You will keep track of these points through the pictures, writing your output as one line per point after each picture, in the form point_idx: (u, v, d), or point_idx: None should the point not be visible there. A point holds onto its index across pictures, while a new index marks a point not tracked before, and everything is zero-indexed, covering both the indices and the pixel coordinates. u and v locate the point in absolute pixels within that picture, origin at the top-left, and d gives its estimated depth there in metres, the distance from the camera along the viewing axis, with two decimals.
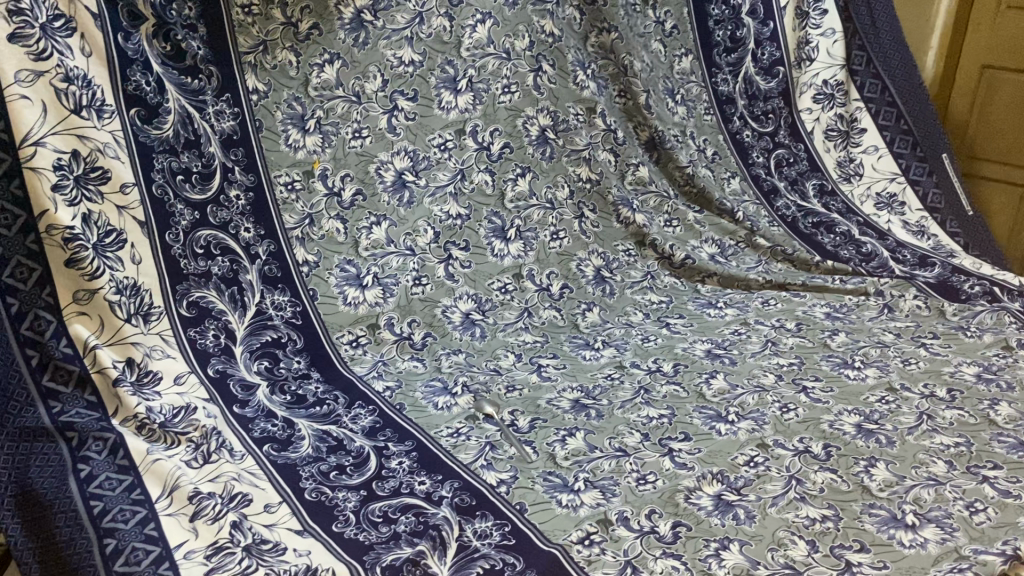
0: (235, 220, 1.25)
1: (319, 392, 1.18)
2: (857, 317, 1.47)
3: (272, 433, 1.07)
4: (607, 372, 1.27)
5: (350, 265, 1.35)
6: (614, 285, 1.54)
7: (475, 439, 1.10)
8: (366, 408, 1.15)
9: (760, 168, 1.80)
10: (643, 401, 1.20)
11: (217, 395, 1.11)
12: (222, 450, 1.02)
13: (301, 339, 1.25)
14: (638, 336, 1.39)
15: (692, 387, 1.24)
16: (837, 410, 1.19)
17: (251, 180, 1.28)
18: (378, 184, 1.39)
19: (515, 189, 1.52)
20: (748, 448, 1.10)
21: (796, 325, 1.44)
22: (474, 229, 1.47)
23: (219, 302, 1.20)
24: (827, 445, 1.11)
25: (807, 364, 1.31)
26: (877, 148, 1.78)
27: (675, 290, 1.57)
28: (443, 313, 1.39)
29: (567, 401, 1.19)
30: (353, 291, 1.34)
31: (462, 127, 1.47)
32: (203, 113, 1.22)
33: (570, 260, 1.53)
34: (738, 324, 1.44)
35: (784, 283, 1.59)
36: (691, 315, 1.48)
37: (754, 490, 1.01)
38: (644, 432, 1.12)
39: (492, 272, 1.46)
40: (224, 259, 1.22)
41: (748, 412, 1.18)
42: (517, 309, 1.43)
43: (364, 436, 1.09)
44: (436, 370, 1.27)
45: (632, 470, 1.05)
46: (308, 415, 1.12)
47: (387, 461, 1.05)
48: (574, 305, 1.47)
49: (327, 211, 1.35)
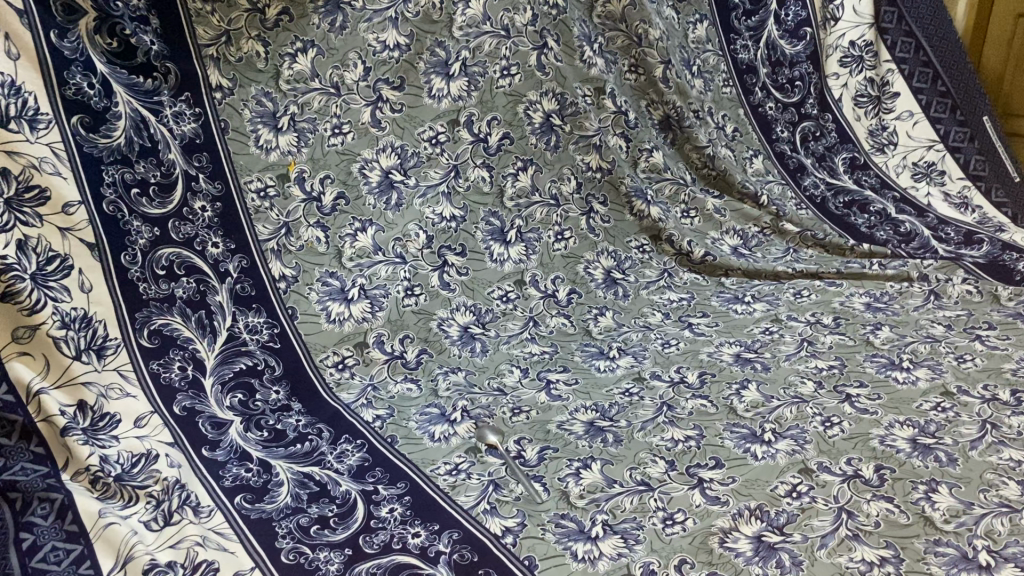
0: (201, 235, 1.12)
1: (300, 426, 1.05)
2: (902, 306, 1.32)
3: (244, 480, 0.95)
4: (626, 388, 1.13)
5: (333, 278, 1.22)
6: (627, 287, 1.39)
7: (476, 477, 0.97)
8: (353, 444, 1.03)
9: (785, 143, 1.64)
10: (666, 421, 1.06)
11: (183, 437, 0.98)
12: (184, 508, 0.89)
13: (280, 365, 1.12)
14: (658, 341, 1.25)
15: (721, 401, 1.10)
16: (888, 422, 1.04)
17: (218, 189, 1.15)
18: (362, 185, 1.25)
19: (516, 184, 1.37)
20: (790, 474, 0.96)
21: (834, 320, 1.29)
22: (470, 232, 1.32)
23: (186, 328, 1.07)
24: (879, 468, 0.96)
25: (850, 367, 1.16)
26: (911, 114, 1.62)
27: (697, 286, 1.42)
28: (439, 327, 1.25)
29: (581, 425, 1.05)
30: (337, 306, 1.20)
31: (455, 117, 1.31)
32: (160, 117, 1.09)
33: (577, 263, 1.39)
34: (769, 322, 1.30)
35: (817, 272, 1.44)
36: (715, 313, 1.34)
37: (799, 529, 0.88)
38: (669, 459, 0.99)
39: (491, 279, 1.32)
40: (189, 279, 1.09)
41: (786, 429, 1.04)
42: (521, 319, 1.29)
43: (351, 478, 0.97)
44: (432, 395, 1.13)
45: (657, 509, 0.91)
46: (287, 456, 0.99)
47: (376, 509, 0.92)
48: (584, 311, 1.33)
49: (306, 218, 1.21)
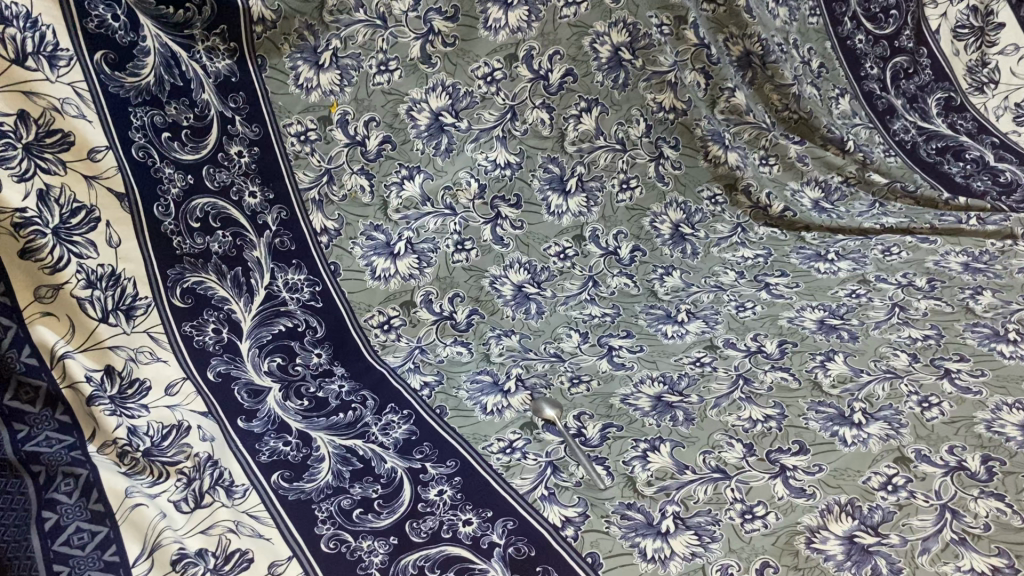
0: (237, 183, 1.03)
1: (342, 393, 0.97)
2: (1005, 268, 1.18)
3: (283, 456, 0.87)
4: (696, 357, 1.03)
5: (378, 232, 1.12)
6: (697, 244, 1.26)
7: (533, 457, 0.88)
8: (400, 414, 0.94)
9: (874, 82, 1.46)
10: (743, 398, 0.96)
11: (217, 407, 0.91)
12: (216, 488, 0.82)
13: (322, 325, 1.04)
14: (732, 303, 1.14)
15: (804, 374, 1.00)
16: (995, 404, 0.93)
17: (256, 132, 1.05)
18: (410, 128, 1.13)
19: (579, 128, 1.23)
20: (884, 463, 0.86)
21: (929, 284, 1.16)
22: (526, 181, 1.20)
23: (221, 287, 0.99)
24: (987, 459, 0.85)
25: (949, 338, 1.04)
26: (1016, 47, 1.45)
27: (774, 241, 1.29)
28: (491, 285, 1.14)
29: (647, 399, 0.96)
30: (382, 262, 1.11)
31: (513, 51, 1.16)
32: (191, 53, 0.98)
33: (642, 216, 1.26)
34: (855, 283, 1.17)
35: (909, 228, 1.29)
36: (796, 272, 1.21)
37: (896, 529, 0.78)
38: (746, 442, 0.90)
39: (548, 234, 1.20)
40: (225, 233, 1.01)
41: (879, 410, 0.93)
42: (580, 279, 1.18)
43: (397, 454, 0.89)
44: (484, 360, 1.03)
45: (734, 501, 0.82)
46: (328, 427, 0.91)
47: (424, 490, 0.84)
48: (648, 270, 1.20)
49: (349, 164, 1.11)
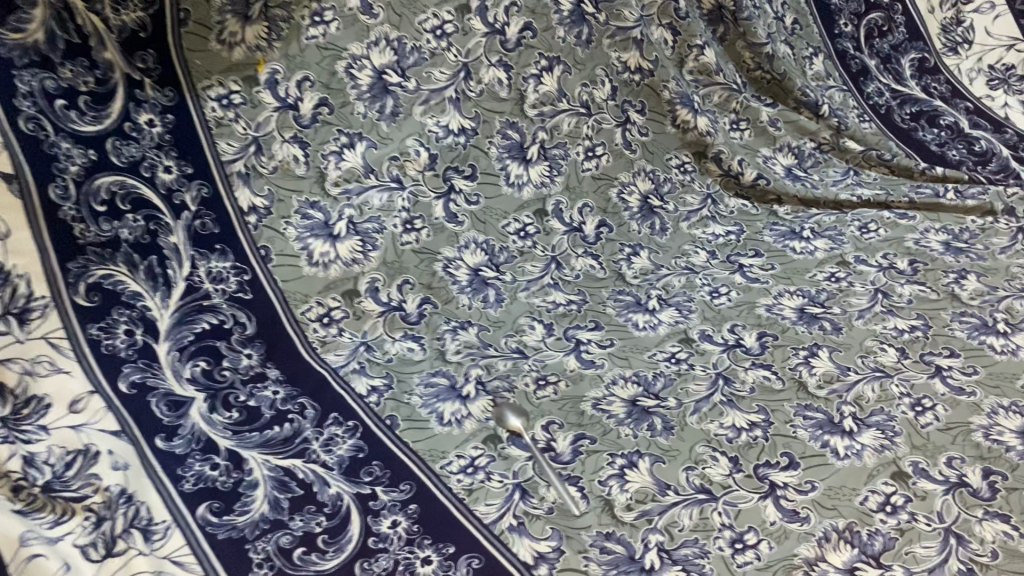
0: (148, 158, 0.89)
1: (277, 400, 0.85)
2: (987, 248, 1.12)
3: (210, 483, 0.76)
4: (670, 352, 0.94)
5: (314, 210, 0.99)
6: (665, 218, 1.16)
7: (498, 479, 0.78)
8: (344, 426, 0.83)
9: (847, 40, 1.37)
10: (725, 401, 0.88)
11: (132, 425, 0.78)
12: (131, 531, 0.70)
13: (252, 320, 0.91)
14: (705, 289, 1.04)
15: (787, 373, 0.91)
16: (990, 408, 0.87)
17: (169, 97, 0.91)
18: (349, 89, 0.99)
19: (539, 89, 1.11)
20: (881, 480, 0.79)
21: (911, 266, 1.08)
22: (483, 149, 1.08)
23: (133, 281, 0.86)
24: (988, 474, 0.79)
25: (936, 330, 0.97)
26: (992, 6, 1.38)
27: (745, 216, 1.19)
28: (445, 270, 1.02)
29: (621, 404, 0.87)
30: (320, 244, 0.98)
31: (466, 2, 1.03)
32: (90, 3, 0.83)
33: (609, 187, 1.16)
34: (834, 265, 1.09)
35: (886, 202, 1.22)
36: (771, 252, 1.12)
37: (899, 560, 0.71)
38: (731, 456, 0.81)
39: (507, 209, 1.09)
40: (136, 218, 0.87)
41: (870, 415, 0.86)
42: (542, 260, 1.07)
43: (343, 477, 0.78)
44: (438, 359, 0.92)
45: (722, 528, 0.74)
46: (262, 445, 0.80)
47: (375, 522, 0.74)
48: (614, 250, 1.11)
49: (280, 132, 0.97)
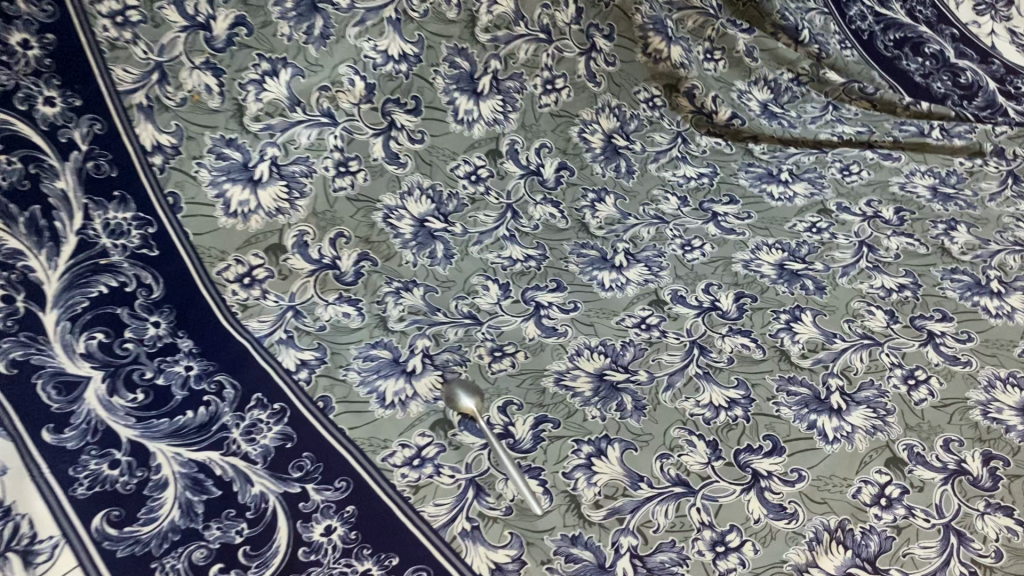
0: (25, 87, 0.75)
1: (190, 379, 0.73)
2: (976, 195, 1.03)
3: (109, 486, 0.64)
4: (641, 317, 0.84)
5: (231, 149, 0.85)
6: (632, 159, 1.05)
7: (449, 474, 0.68)
8: (269, 409, 0.72)
9: None
10: (700, 374, 0.78)
11: (12, 414, 0.65)
12: (8, 556, 0.58)
13: (159, 282, 0.78)
14: (677, 242, 0.94)
15: (768, 342, 0.82)
16: (987, 381, 0.79)
17: (47, 15, 0.76)
18: (270, 6, 0.85)
19: (493, 10, 0.97)
20: (875, 468, 0.71)
21: (897, 215, 1.00)
22: (427, 78, 0.95)
23: (11, 238, 0.72)
24: (988, 459, 0.72)
25: (926, 290, 0.89)
26: None
27: (718, 155, 1.09)
28: (385, 221, 0.90)
29: (587, 379, 0.77)
30: (239, 191, 0.85)
31: None
32: None
33: (570, 124, 1.04)
34: (814, 213, 1.00)
35: (868, 141, 1.12)
36: (746, 198, 1.02)
37: (896, 563, 0.64)
38: (710, 440, 0.73)
39: (455, 149, 0.96)
40: (11, 160, 0.73)
41: (859, 390, 0.78)
42: (497, 209, 0.95)
43: (268, 472, 0.67)
44: (379, 327, 0.81)
45: (702, 527, 0.66)
46: (172, 436, 0.68)
47: (307, 529, 0.64)
48: (576, 195, 0.99)
49: (189, 56, 0.82)
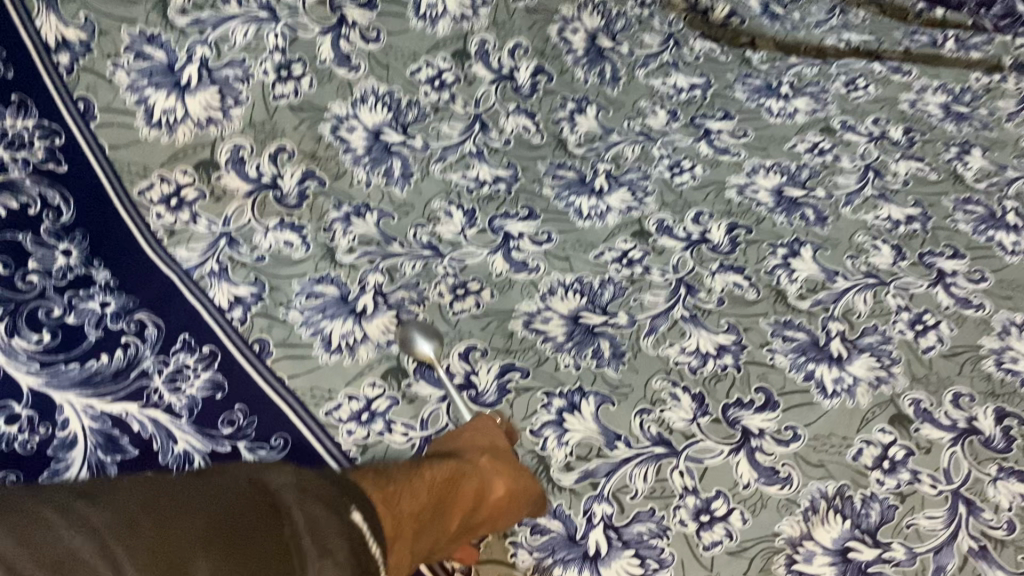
0: None
1: (106, 317, 0.63)
2: (992, 113, 0.94)
3: (6, 445, 0.56)
4: (621, 249, 0.76)
5: (152, 49, 0.72)
6: (617, 64, 0.95)
7: (400, 432, 0.61)
8: (197, 353, 0.63)
9: None
10: (686, 318, 0.70)
11: None
12: None
13: (70, 204, 0.68)
14: (664, 163, 0.85)
15: (762, 279, 0.74)
16: (1002, 326, 0.71)
17: None
18: None
19: None
20: (877, 427, 0.64)
21: (907, 136, 0.90)
22: None
23: None
24: (1002, 417, 0.64)
25: (936, 223, 0.80)
26: None
27: (712, 63, 0.98)
28: (333, 134, 0.79)
29: (560, 322, 0.69)
30: (163, 98, 0.73)
31: None
32: None
33: (548, 22, 0.92)
34: (816, 132, 0.90)
35: (875, 52, 1.00)
36: (741, 112, 0.92)
37: (899, 537, 0.57)
38: (696, 394, 0.65)
39: (416, 50, 0.84)
40: None
41: (861, 336, 0.70)
42: (464, 119, 0.85)
43: (195, 428, 0.59)
44: (326, 260, 0.71)
45: (684, 494, 0.59)
46: (83, 386, 0.59)
47: None
48: (554, 104, 0.89)
49: None
